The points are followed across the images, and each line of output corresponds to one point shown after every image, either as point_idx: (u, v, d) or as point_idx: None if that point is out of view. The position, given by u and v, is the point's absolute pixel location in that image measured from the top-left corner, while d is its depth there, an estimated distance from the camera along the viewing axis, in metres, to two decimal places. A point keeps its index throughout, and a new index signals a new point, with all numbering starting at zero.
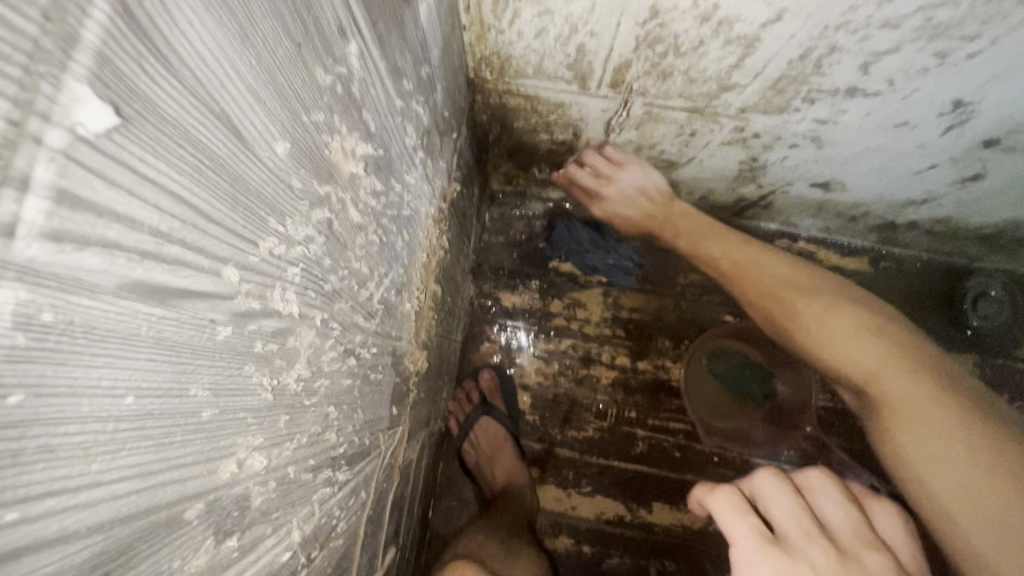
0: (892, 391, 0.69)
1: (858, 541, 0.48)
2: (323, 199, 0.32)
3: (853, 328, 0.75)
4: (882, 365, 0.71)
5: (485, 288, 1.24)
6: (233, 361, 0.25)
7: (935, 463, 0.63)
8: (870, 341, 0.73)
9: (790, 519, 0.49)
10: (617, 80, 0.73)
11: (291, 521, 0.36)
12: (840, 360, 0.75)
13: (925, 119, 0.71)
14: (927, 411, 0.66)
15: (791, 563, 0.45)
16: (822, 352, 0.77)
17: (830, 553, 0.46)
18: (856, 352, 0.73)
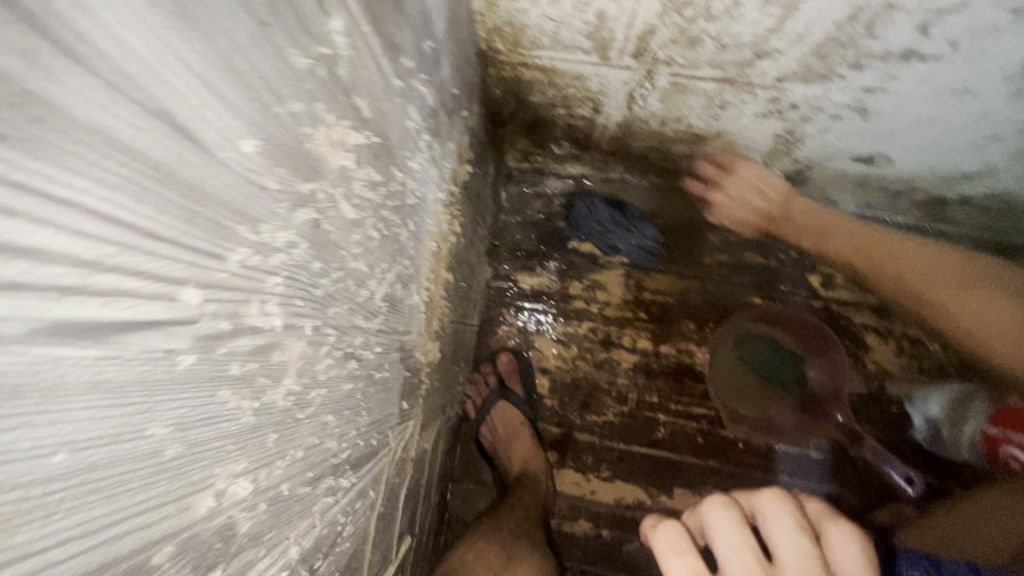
0: (965, 314, 0.80)
1: None
2: (307, 199, 0.29)
3: (913, 261, 0.86)
4: (962, 293, 0.80)
5: (502, 270, 1.21)
6: (202, 389, 0.23)
7: (993, 319, 0.77)
8: (986, 285, 0.80)
9: (732, 559, 0.42)
10: (641, 49, 0.67)
11: (289, 538, 0.34)
12: (913, 287, 0.87)
13: (989, 85, 0.63)
14: (978, 300, 0.79)
15: None
16: (891, 274, 0.89)
17: None
18: (907, 269, 0.86)
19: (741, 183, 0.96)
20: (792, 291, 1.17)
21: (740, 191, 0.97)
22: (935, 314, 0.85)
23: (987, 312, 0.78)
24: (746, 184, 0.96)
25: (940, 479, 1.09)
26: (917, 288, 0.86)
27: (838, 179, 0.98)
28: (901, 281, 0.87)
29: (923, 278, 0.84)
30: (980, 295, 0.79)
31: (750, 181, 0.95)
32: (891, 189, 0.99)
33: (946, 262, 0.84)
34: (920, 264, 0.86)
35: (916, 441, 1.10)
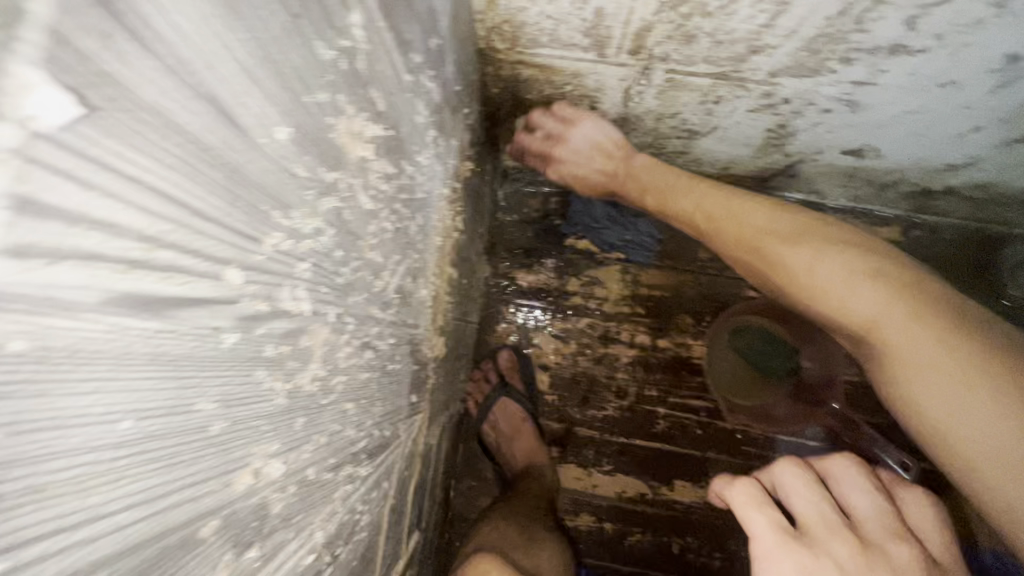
0: (823, 289, 0.62)
1: (886, 532, 0.45)
2: (331, 186, 0.30)
3: (769, 226, 0.67)
4: (818, 258, 0.62)
5: (500, 268, 1.22)
6: (241, 368, 0.23)
7: (856, 311, 0.59)
8: (859, 263, 0.61)
9: (810, 509, 0.46)
10: (637, 46, 0.69)
11: (313, 523, 0.35)
12: (782, 276, 0.65)
13: (973, 77, 0.65)
14: (857, 284, 0.59)
15: (812, 559, 0.42)
16: (739, 238, 0.68)
17: (856, 550, 0.43)
18: (753, 229, 0.67)
19: (580, 142, 0.91)
20: None
21: (582, 144, 0.91)
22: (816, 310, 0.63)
23: (867, 310, 0.58)
24: (587, 140, 0.91)
25: (932, 464, 1.12)
26: (799, 292, 0.64)
27: (828, 171, 1.00)
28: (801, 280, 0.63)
29: (774, 235, 0.65)
30: (823, 258, 0.62)
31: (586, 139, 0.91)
32: (880, 181, 1.02)
33: (832, 237, 0.64)
34: (771, 227, 0.67)
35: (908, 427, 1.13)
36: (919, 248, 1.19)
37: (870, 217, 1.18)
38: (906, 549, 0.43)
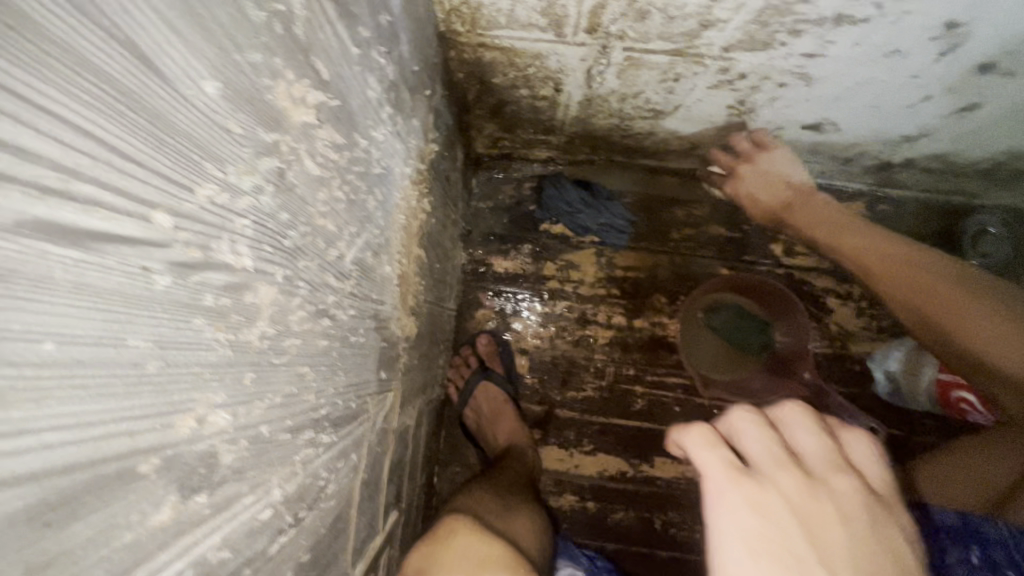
0: (956, 305, 0.76)
1: (831, 468, 0.41)
2: (272, 147, 0.31)
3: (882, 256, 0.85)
4: (927, 277, 0.79)
5: (476, 255, 1.23)
6: (178, 313, 0.24)
7: (976, 327, 0.73)
8: (951, 275, 0.78)
9: (760, 449, 0.41)
10: (593, 25, 0.70)
11: (271, 481, 0.36)
12: (920, 302, 0.79)
13: (917, 46, 0.68)
14: (965, 302, 0.75)
15: (760, 496, 0.39)
16: (880, 272, 0.85)
17: (802, 482, 0.40)
18: (892, 263, 0.84)
19: (763, 166, 1.03)
20: (756, 261, 1.22)
21: (756, 178, 1.04)
22: (940, 326, 0.77)
23: (981, 322, 0.73)
24: (780, 162, 1.02)
25: (902, 431, 1.16)
26: (916, 305, 0.80)
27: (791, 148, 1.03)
28: (889, 271, 0.84)
29: (883, 269, 0.85)
30: (912, 265, 0.82)
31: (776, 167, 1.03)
32: (842, 156, 1.05)
33: (930, 264, 0.80)
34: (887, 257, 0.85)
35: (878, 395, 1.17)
36: (885, 221, 1.22)
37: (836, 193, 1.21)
38: (850, 484, 0.40)
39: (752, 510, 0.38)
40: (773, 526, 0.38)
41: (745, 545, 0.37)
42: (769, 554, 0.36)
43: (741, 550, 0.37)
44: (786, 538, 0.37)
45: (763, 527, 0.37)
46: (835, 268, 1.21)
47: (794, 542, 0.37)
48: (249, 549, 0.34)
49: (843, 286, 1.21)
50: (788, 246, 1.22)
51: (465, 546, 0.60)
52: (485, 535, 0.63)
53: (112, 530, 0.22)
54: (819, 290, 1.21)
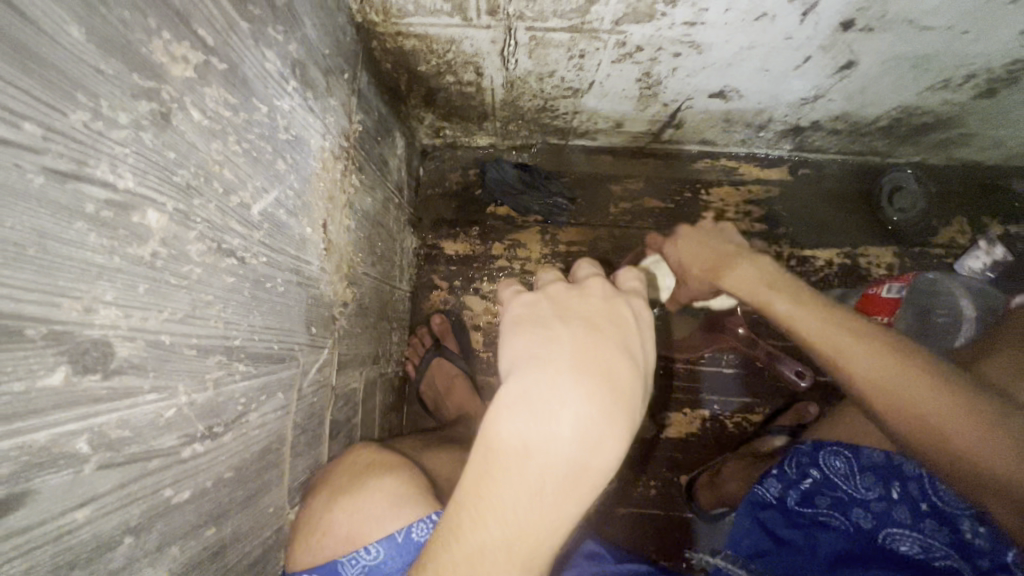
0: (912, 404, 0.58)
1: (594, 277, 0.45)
2: (149, 93, 0.37)
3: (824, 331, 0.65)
4: (880, 361, 0.60)
5: (427, 240, 1.30)
6: (57, 212, 0.30)
7: (934, 418, 0.57)
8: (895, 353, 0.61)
9: (546, 278, 0.46)
10: (493, 7, 0.78)
11: (176, 385, 0.41)
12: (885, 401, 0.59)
13: (779, 8, 0.75)
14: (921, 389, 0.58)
15: (531, 299, 0.43)
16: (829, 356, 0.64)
17: (563, 288, 0.43)
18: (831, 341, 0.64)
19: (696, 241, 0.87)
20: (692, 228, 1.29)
21: (696, 251, 0.86)
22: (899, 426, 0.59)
23: (930, 415, 0.57)
24: (708, 244, 0.85)
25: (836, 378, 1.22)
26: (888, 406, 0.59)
27: (706, 117, 1.11)
28: (913, 404, 0.58)
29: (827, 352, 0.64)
30: (911, 383, 0.58)
31: (714, 243, 0.84)
32: (754, 122, 1.13)
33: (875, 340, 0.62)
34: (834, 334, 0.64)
35: None
36: (808, 184, 1.30)
37: (760, 160, 1.29)
38: (601, 278, 0.43)
39: (521, 307, 0.43)
40: (529, 313, 0.42)
41: (511, 328, 0.41)
42: (525, 328, 0.40)
43: (507, 333, 0.41)
44: (538, 318, 0.41)
45: (524, 314, 0.42)
46: (764, 230, 1.29)
47: (544, 319, 0.41)
48: (153, 440, 0.39)
49: (773, 247, 1.28)
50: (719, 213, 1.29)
51: (356, 464, 0.70)
52: (377, 450, 0.74)
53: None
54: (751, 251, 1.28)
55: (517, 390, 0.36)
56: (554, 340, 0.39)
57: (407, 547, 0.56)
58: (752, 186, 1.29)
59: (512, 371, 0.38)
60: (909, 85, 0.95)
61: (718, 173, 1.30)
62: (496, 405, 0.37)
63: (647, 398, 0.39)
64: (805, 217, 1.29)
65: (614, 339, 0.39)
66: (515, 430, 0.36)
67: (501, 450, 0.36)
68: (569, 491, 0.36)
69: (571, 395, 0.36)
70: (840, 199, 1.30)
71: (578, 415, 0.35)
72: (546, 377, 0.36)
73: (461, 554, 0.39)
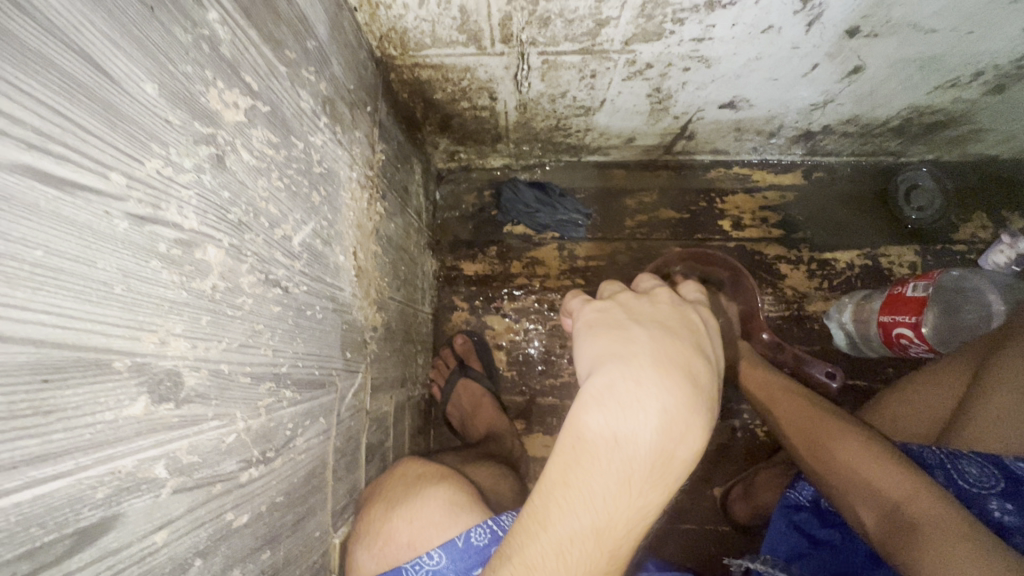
0: (842, 447, 0.77)
1: (657, 286, 0.50)
2: (208, 138, 0.40)
3: (801, 415, 0.88)
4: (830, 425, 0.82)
5: (447, 262, 1.32)
6: (137, 252, 0.33)
7: (854, 455, 0.75)
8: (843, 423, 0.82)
9: (611, 290, 0.51)
10: (506, 35, 0.81)
11: (235, 412, 0.43)
12: (828, 448, 0.79)
13: (784, 20, 0.78)
14: (849, 437, 0.78)
15: (603, 307, 0.48)
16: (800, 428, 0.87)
17: (632, 295, 0.49)
18: (805, 421, 0.87)
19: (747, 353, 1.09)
20: (708, 237, 1.30)
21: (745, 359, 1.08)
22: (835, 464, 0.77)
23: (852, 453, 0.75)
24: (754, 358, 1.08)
25: (867, 380, 1.21)
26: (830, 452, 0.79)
27: (716, 127, 1.13)
28: (827, 441, 0.80)
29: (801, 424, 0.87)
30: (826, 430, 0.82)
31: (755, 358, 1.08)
32: (765, 129, 1.15)
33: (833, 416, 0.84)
34: (807, 415, 0.88)
35: (838, 348, 1.23)
36: (822, 187, 1.31)
37: (773, 166, 1.31)
38: (669, 289, 0.48)
39: (595, 313, 0.47)
40: (605, 318, 0.46)
41: (588, 331, 0.46)
42: (603, 330, 0.45)
43: (585, 336, 0.46)
44: (614, 322, 0.46)
45: (597, 319, 0.47)
46: (781, 235, 1.29)
47: (619, 322, 0.46)
48: (217, 465, 0.41)
49: (792, 251, 1.29)
50: (735, 220, 1.30)
51: (406, 480, 0.72)
52: (428, 465, 0.77)
53: (91, 406, 0.30)
54: (769, 257, 1.29)
55: (604, 385, 0.41)
56: (634, 341, 0.43)
57: (468, 552, 0.57)
58: (767, 193, 1.31)
59: (597, 368, 0.42)
60: (917, 85, 0.96)
61: (732, 180, 1.31)
62: (585, 399, 0.41)
63: (718, 391, 0.43)
64: (821, 220, 1.30)
65: (686, 339, 0.44)
66: (603, 422, 0.40)
67: (590, 439, 0.40)
68: (653, 478, 0.40)
69: (656, 387, 0.40)
70: (855, 200, 1.30)
71: (664, 406, 0.40)
72: (631, 372, 0.41)
73: (550, 543, 0.42)
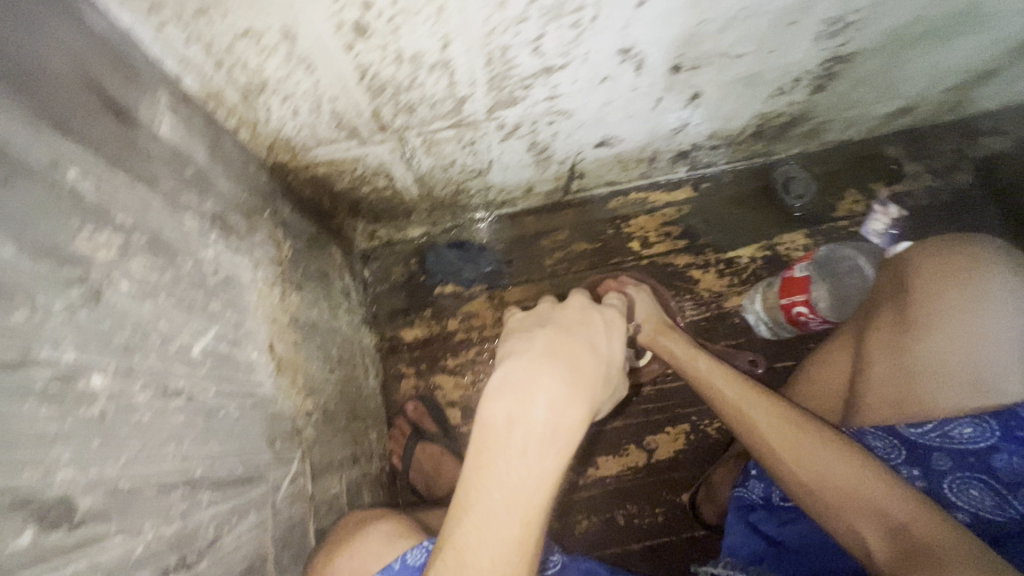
0: (823, 459, 0.71)
1: (570, 304, 0.69)
2: (79, 280, 0.45)
3: (763, 417, 0.80)
4: (800, 430, 0.76)
5: (386, 333, 1.37)
6: (8, 395, 0.37)
7: (843, 472, 0.69)
8: (815, 428, 0.75)
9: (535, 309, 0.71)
10: (381, 125, 0.90)
11: (140, 524, 0.46)
12: (805, 459, 0.72)
13: (616, 70, 0.90)
14: (826, 447, 0.72)
15: (526, 323, 0.67)
16: (763, 433, 0.79)
17: (547, 312, 0.68)
18: (769, 425, 0.79)
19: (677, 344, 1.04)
20: (623, 260, 1.39)
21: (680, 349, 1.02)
22: (820, 480, 0.70)
23: (840, 471, 0.69)
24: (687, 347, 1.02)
25: (793, 360, 1.30)
26: (808, 467, 0.72)
27: (600, 163, 1.25)
28: (804, 452, 0.73)
29: (764, 427, 0.79)
30: (820, 452, 0.72)
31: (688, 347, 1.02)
32: (643, 156, 1.27)
33: (800, 418, 0.77)
34: (770, 417, 0.80)
35: (762, 336, 1.32)
36: (712, 195, 1.44)
37: (665, 185, 1.43)
38: (575, 305, 0.67)
39: (517, 328, 0.67)
40: (522, 334, 0.65)
41: (509, 341, 0.65)
42: (519, 339, 0.64)
43: (507, 344, 0.64)
44: (526, 335, 0.65)
45: (519, 334, 0.65)
46: (687, 244, 1.40)
47: (530, 334, 0.64)
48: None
49: (699, 256, 1.40)
50: (643, 239, 1.41)
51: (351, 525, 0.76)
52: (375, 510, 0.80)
53: None
54: (680, 266, 1.39)
55: (505, 378, 0.58)
56: (535, 347, 0.62)
57: (403, 571, 0.63)
58: (665, 209, 1.43)
59: (504, 367, 0.60)
60: (752, 98, 1.11)
61: (632, 205, 1.43)
62: (490, 392, 0.58)
63: (600, 374, 0.61)
64: (719, 224, 1.42)
65: (578, 336, 0.64)
66: (503, 408, 0.57)
67: (495, 421, 0.57)
68: (546, 446, 0.56)
69: (543, 375, 0.58)
70: (743, 200, 1.44)
71: (547, 391, 0.57)
72: (524, 367, 0.59)
73: (476, 513, 0.54)
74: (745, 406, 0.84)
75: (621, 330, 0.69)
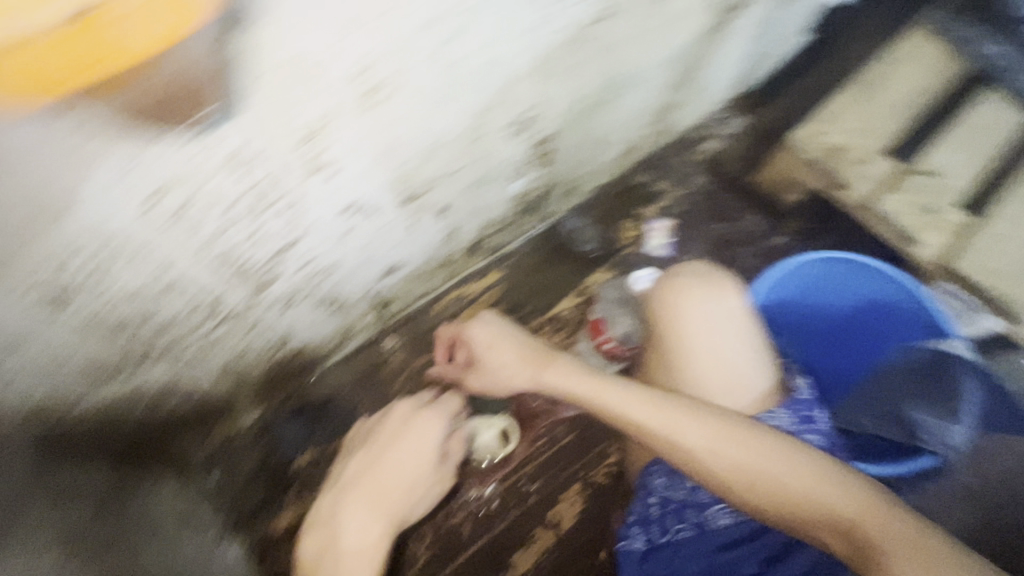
0: (786, 477, 0.80)
1: (386, 433, 1.02)
2: None
3: (722, 440, 0.85)
4: (760, 448, 0.83)
5: (256, 530, 1.28)
6: None
7: (809, 488, 0.79)
8: (768, 445, 0.84)
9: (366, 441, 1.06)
10: (140, 350, 0.90)
11: None
12: (769, 479, 0.81)
13: (352, 223, 0.99)
14: (788, 465, 0.81)
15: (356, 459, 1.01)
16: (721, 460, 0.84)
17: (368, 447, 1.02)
18: (723, 450, 0.84)
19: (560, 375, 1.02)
20: None
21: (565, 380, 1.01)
22: (787, 500, 0.80)
23: (807, 484, 0.79)
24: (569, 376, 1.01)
25: None
26: (773, 488, 0.80)
27: (399, 285, 1.33)
28: (773, 476, 0.81)
29: (722, 451, 0.84)
30: (786, 470, 0.81)
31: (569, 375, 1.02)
32: (436, 265, 1.38)
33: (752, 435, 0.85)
34: (728, 439, 0.85)
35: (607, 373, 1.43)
36: (518, 267, 1.58)
37: (476, 275, 1.55)
38: (389, 431, 1.02)
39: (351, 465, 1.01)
40: (350, 472, 0.99)
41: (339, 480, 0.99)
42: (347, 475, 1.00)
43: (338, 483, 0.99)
44: (350, 474, 0.99)
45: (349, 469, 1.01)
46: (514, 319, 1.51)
47: (354, 471, 0.99)
48: None
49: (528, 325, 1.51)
50: None
51: None
52: None
53: None
54: None
55: (325, 513, 0.94)
56: (349, 484, 0.96)
57: None
58: (483, 296, 1.53)
59: (328, 505, 0.95)
60: (496, 192, 1.27)
61: (454, 304, 1.51)
62: (313, 530, 0.92)
63: (394, 485, 0.96)
64: (533, 290, 1.55)
65: (378, 464, 0.98)
66: (320, 539, 0.90)
67: (315, 552, 0.89)
68: (354, 558, 0.86)
69: (350, 505, 0.93)
70: (545, 261, 1.59)
71: (352, 517, 0.91)
72: (336, 502, 0.95)
73: None
74: (687, 433, 0.86)
75: (421, 441, 1.01)
